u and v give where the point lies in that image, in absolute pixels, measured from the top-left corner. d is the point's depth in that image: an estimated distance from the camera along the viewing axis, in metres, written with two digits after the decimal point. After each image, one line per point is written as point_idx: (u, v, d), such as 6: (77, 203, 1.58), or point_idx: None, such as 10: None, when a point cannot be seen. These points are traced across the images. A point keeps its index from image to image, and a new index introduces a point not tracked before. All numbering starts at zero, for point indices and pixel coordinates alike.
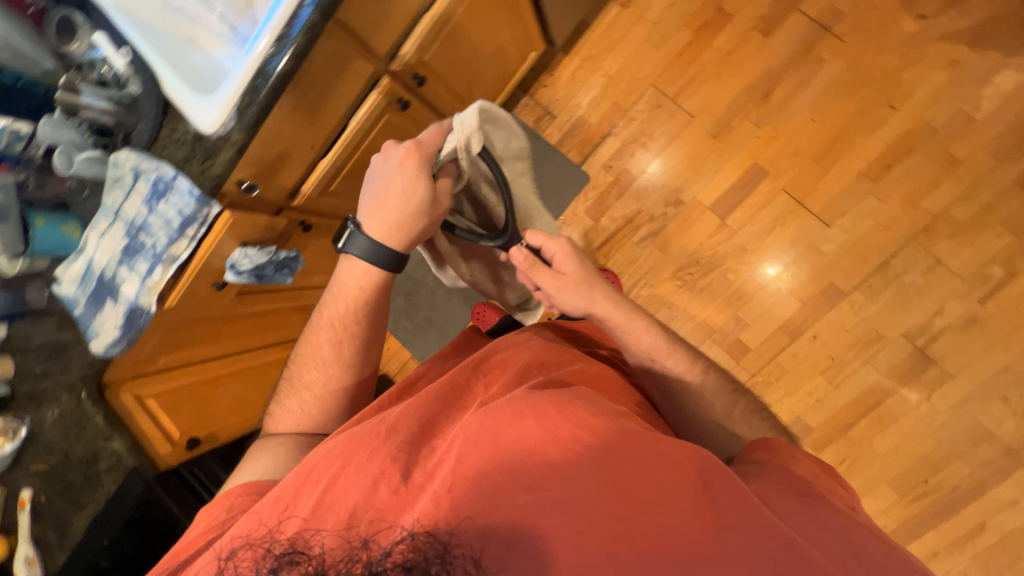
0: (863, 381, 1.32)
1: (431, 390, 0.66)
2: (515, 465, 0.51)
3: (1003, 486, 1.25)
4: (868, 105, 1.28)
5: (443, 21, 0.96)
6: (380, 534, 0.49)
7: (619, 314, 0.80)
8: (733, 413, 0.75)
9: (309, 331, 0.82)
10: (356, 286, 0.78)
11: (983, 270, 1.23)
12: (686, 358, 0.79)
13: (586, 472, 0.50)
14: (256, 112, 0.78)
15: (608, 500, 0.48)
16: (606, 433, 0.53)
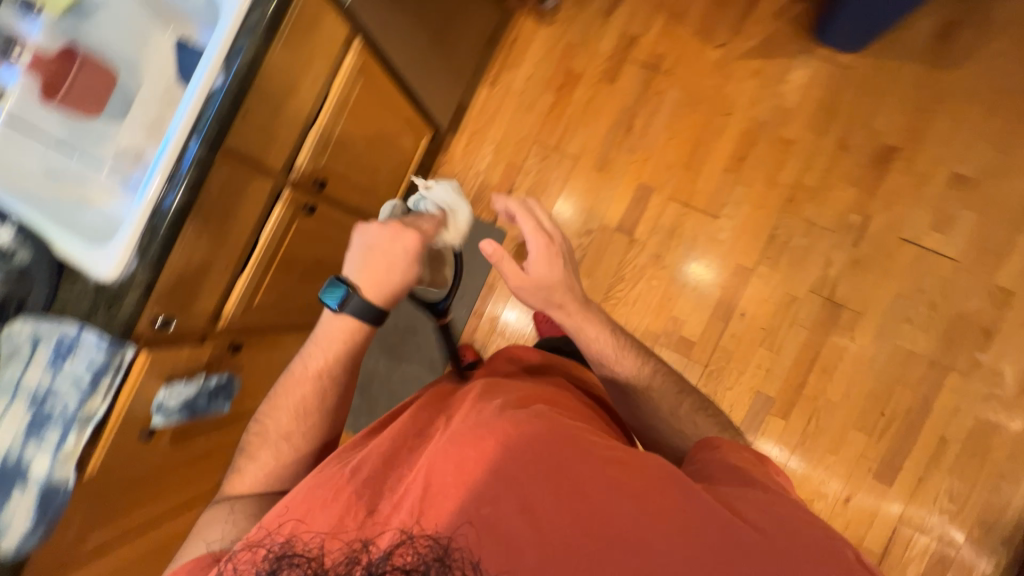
0: (796, 340, 1.45)
1: (398, 426, 0.65)
2: (484, 483, 0.54)
3: (942, 396, 1.38)
4: (709, 116, 1.53)
5: (330, 130, 1.05)
6: (375, 538, 0.51)
7: (576, 316, 0.82)
8: (682, 411, 0.79)
9: (286, 383, 0.74)
10: (342, 340, 0.72)
11: (846, 220, 1.44)
12: (636, 359, 0.83)
13: (546, 478, 0.53)
14: (160, 247, 0.80)
15: (567, 504, 0.52)
16: (568, 441, 0.57)
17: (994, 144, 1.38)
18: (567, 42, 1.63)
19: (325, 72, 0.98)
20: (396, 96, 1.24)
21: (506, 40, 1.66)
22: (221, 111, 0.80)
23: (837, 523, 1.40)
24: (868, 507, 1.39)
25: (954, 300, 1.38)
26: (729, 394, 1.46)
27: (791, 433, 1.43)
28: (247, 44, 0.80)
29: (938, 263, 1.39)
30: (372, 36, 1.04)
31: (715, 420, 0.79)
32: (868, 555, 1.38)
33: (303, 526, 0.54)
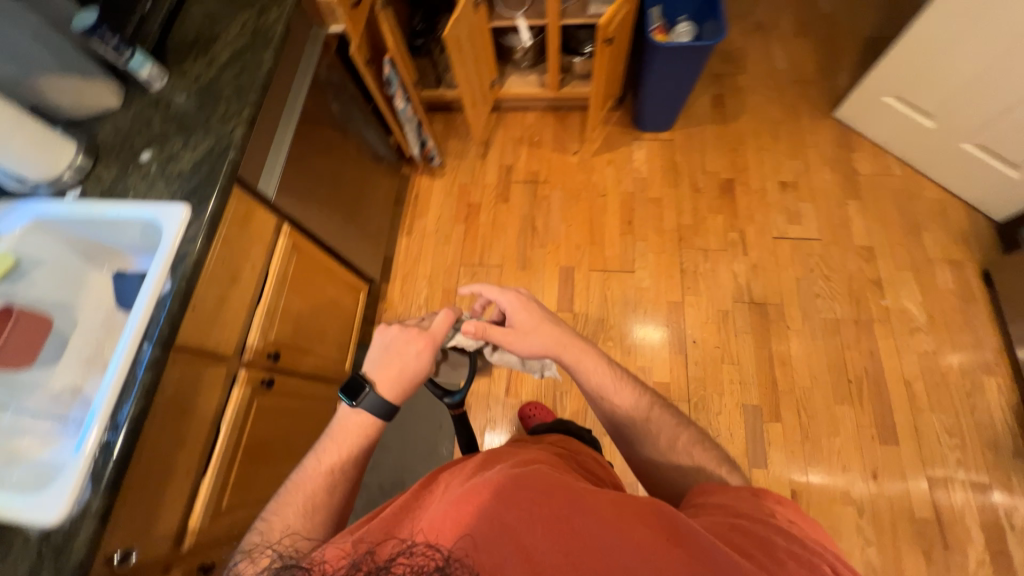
0: (747, 346, 1.59)
1: (401, 500, 0.64)
2: (480, 528, 0.53)
3: (881, 347, 1.54)
4: (591, 200, 1.86)
5: (274, 305, 1.13)
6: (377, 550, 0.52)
7: (572, 350, 0.86)
8: (678, 443, 0.80)
9: (296, 481, 0.69)
10: (358, 426, 0.73)
11: (729, 239, 1.74)
12: (633, 390, 0.84)
13: (541, 516, 0.54)
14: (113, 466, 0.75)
15: (562, 541, 0.52)
16: (569, 487, 0.58)
17: (792, 155, 1.82)
18: (459, 184, 1.97)
19: (262, 256, 1.09)
20: (328, 261, 1.38)
21: (410, 197, 1.96)
22: (170, 312, 0.85)
23: (881, 503, 1.38)
24: (896, 474, 1.41)
25: (839, 267, 1.65)
26: (722, 419, 1.51)
27: (792, 432, 1.48)
28: (190, 250, 0.89)
29: (810, 245, 1.69)
30: (297, 219, 1.20)
31: (712, 453, 0.79)
32: (927, 524, 1.35)
33: (309, 555, 0.53)
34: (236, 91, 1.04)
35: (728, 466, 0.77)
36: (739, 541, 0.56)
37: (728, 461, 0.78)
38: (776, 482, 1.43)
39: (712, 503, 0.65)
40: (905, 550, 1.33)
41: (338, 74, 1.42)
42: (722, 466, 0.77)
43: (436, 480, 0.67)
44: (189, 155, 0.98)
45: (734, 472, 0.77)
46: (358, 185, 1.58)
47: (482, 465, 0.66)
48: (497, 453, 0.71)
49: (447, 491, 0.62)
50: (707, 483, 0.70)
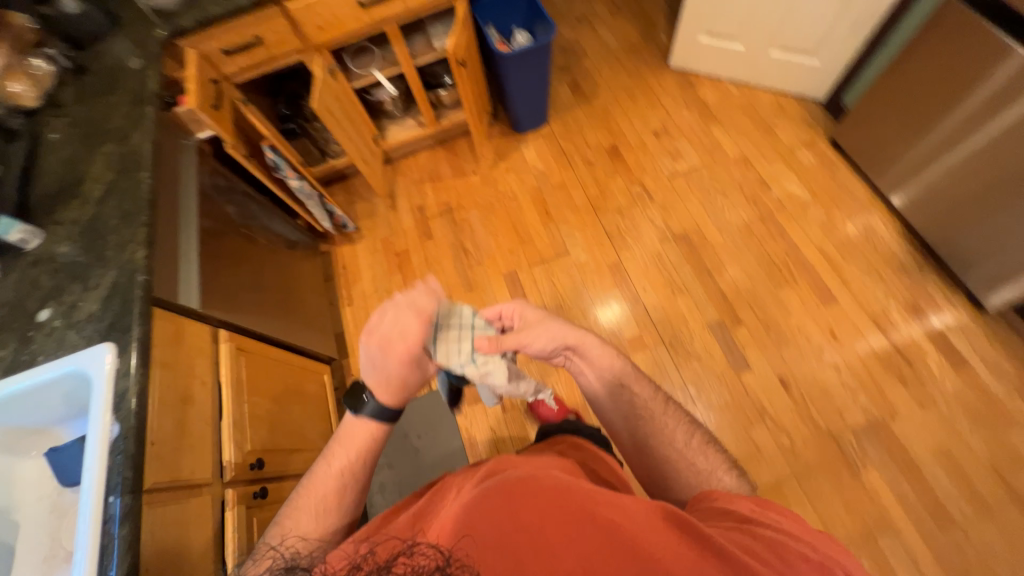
0: (689, 274, 1.73)
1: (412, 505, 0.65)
2: (489, 528, 0.52)
3: (789, 230, 1.76)
4: (506, 207, 1.97)
5: (239, 414, 1.07)
6: (376, 553, 0.52)
7: (586, 342, 0.89)
8: (692, 439, 0.80)
9: (308, 490, 0.73)
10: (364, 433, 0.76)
11: (634, 193, 1.91)
12: (649, 385, 0.87)
13: (554, 509, 0.53)
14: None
15: (568, 536, 0.51)
16: (584, 486, 0.57)
17: (653, 108, 2.07)
18: (381, 239, 1.99)
19: (209, 368, 1.05)
20: (279, 354, 1.33)
21: (338, 269, 1.95)
22: (129, 454, 0.78)
23: (850, 356, 1.54)
24: (849, 326, 1.59)
25: (729, 180, 1.88)
26: (697, 344, 1.62)
27: (756, 330, 1.62)
28: (128, 385, 0.83)
29: (698, 172, 1.91)
30: (231, 322, 1.16)
31: (720, 457, 0.78)
32: (890, 356, 1.53)
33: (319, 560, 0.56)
34: (123, 219, 1.00)
35: (731, 469, 0.77)
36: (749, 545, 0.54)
37: (735, 467, 0.78)
38: (763, 376, 1.55)
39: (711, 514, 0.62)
40: (885, 384, 1.49)
41: (223, 177, 1.42)
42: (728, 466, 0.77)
43: (445, 493, 0.65)
44: (94, 294, 0.93)
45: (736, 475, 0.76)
46: (280, 273, 1.55)
47: (492, 473, 0.63)
48: (504, 463, 0.69)
49: (454, 497, 0.60)
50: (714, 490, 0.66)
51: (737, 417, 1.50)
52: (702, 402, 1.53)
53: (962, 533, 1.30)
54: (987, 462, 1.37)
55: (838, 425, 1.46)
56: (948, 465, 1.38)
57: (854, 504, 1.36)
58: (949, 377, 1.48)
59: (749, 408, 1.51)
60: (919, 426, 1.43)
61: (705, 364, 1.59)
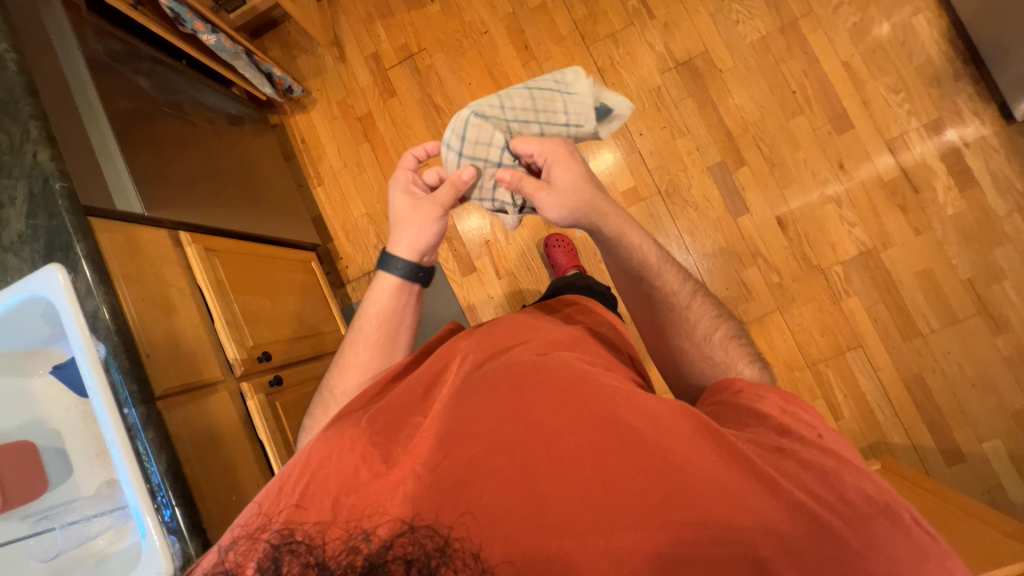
0: (690, 110, 1.53)
1: (409, 390, 0.74)
2: (507, 434, 0.63)
3: (812, 40, 1.48)
4: (476, 44, 1.64)
5: (231, 314, 1.05)
6: (373, 526, 0.61)
7: (614, 225, 0.84)
8: (713, 333, 0.83)
9: (346, 362, 0.90)
10: (386, 298, 0.90)
11: (630, 8, 1.56)
12: (677, 275, 0.86)
13: (564, 414, 0.63)
14: (163, 531, 0.72)
15: (573, 453, 0.61)
16: (605, 383, 0.67)
17: None
18: (337, 102, 1.72)
19: (184, 278, 1.00)
20: (255, 249, 1.26)
21: (297, 144, 1.73)
22: (128, 370, 0.78)
23: (855, 187, 1.46)
24: (860, 154, 1.47)
25: None
26: (694, 190, 1.53)
27: (760, 169, 1.50)
28: (98, 306, 0.79)
29: None
30: (190, 222, 1.06)
31: (744, 350, 0.82)
32: (896, 183, 1.45)
33: (336, 445, 0.67)
34: (4, 113, 0.81)
35: (756, 362, 0.81)
36: (782, 462, 0.62)
37: (759, 360, 0.82)
38: (760, 217, 1.50)
39: (738, 410, 0.71)
40: (884, 213, 1.45)
41: (118, 40, 1.13)
42: (750, 360, 0.81)
43: (437, 396, 0.72)
44: (15, 210, 0.80)
45: (760, 368, 0.81)
46: (232, 156, 1.37)
47: (492, 374, 0.69)
48: (501, 351, 0.76)
49: (453, 409, 0.67)
50: (737, 379, 0.76)
51: (730, 261, 1.51)
52: (696, 249, 1.52)
53: (924, 342, 1.43)
54: (966, 278, 1.41)
55: (829, 258, 1.47)
56: (927, 285, 1.43)
57: (831, 327, 1.46)
58: (953, 199, 1.43)
59: (742, 251, 1.50)
60: (909, 251, 1.44)
61: (701, 211, 1.52)
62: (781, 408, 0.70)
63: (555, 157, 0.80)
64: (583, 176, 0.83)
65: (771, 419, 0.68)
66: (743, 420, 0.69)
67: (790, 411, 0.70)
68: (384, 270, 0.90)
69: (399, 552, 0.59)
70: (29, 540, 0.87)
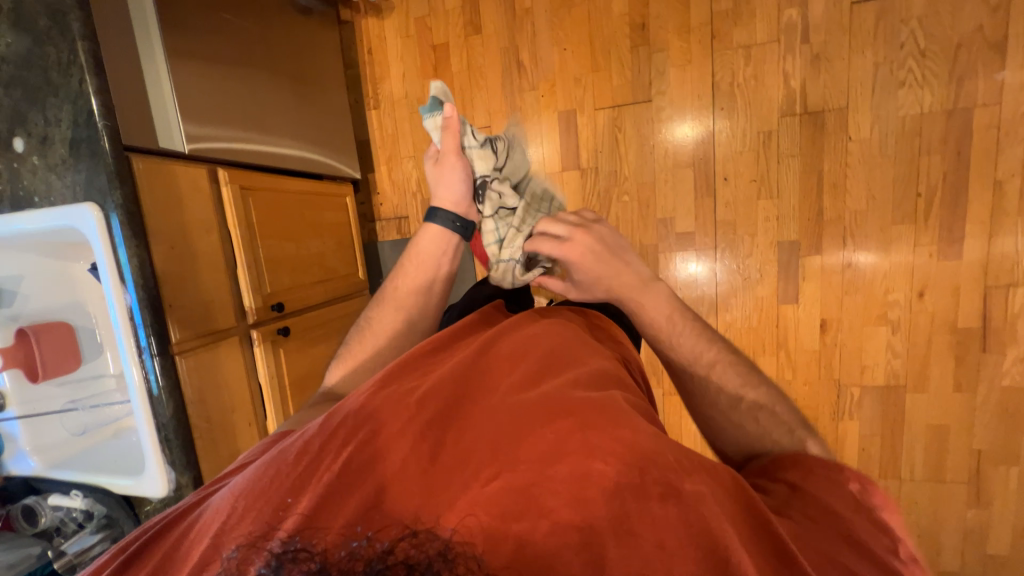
0: (792, 173, 1.33)
1: (463, 364, 0.61)
2: (554, 473, 0.46)
3: (975, 140, 1.21)
4: (589, 3, 1.39)
5: (254, 260, 1.09)
6: (381, 534, 0.43)
7: (632, 291, 0.77)
8: (744, 403, 0.70)
9: (386, 296, 0.92)
10: (438, 245, 0.90)
11: (781, 21, 1.28)
12: (698, 336, 0.76)
13: (634, 470, 0.46)
14: (163, 460, 0.88)
15: (646, 529, 0.43)
16: (666, 442, 0.50)
17: None
18: (416, 19, 1.52)
19: (215, 219, 1.01)
20: (292, 186, 1.25)
21: (364, 55, 1.58)
22: (149, 323, 0.85)
23: (921, 320, 1.32)
24: (948, 289, 1.29)
25: (943, 31, 1.19)
26: (752, 260, 1.41)
27: (833, 264, 1.35)
28: (131, 258, 0.82)
29: (906, 4, 1.20)
30: (230, 159, 1.04)
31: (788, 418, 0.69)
32: (968, 333, 1.30)
33: (373, 412, 0.54)
34: (53, 20, 0.75)
35: (807, 433, 0.67)
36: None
37: (805, 427, 0.68)
38: (806, 313, 1.40)
39: (794, 491, 0.55)
40: (936, 357, 1.33)
41: None
42: (800, 431, 0.67)
43: (483, 391, 0.58)
44: (60, 132, 0.80)
45: (813, 440, 0.66)
46: (290, 60, 1.25)
47: (556, 398, 0.54)
48: (562, 370, 0.61)
49: (493, 417, 0.53)
50: (802, 457, 0.60)
51: (753, 342, 1.44)
52: (724, 318, 1.45)
53: (896, 484, 1.42)
54: (977, 449, 1.35)
55: (851, 377, 1.40)
56: (933, 438, 1.37)
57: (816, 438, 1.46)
58: (1016, 371, 1.29)
59: (768, 338, 1.43)
60: (937, 403, 1.35)
61: (750, 284, 1.42)
62: (857, 501, 0.54)
63: (592, 257, 0.75)
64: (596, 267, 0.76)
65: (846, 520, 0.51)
66: (809, 512, 0.52)
67: (866, 508, 0.53)
68: (433, 223, 0.89)
69: (400, 556, 0.41)
70: (61, 411, 1.05)
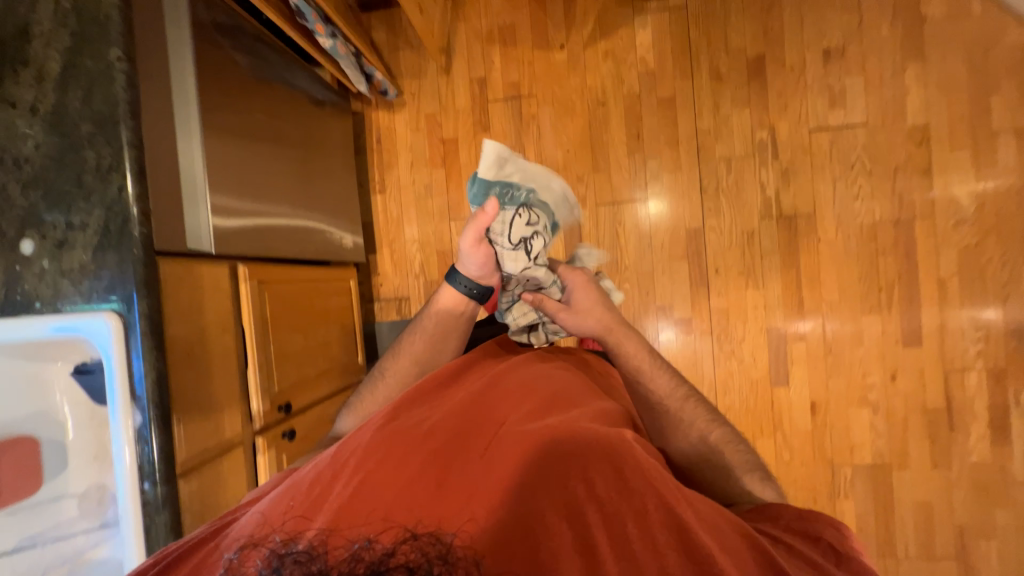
0: (773, 267, 1.48)
1: (470, 402, 0.70)
2: (545, 492, 0.55)
3: (920, 245, 1.43)
4: (589, 113, 1.55)
5: (266, 359, 1.02)
6: (387, 537, 0.48)
7: (615, 334, 0.86)
8: (713, 439, 0.76)
9: (400, 350, 0.92)
10: (455, 309, 0.89)
11: (755, 139, 1.48)
12: (668, 375, 0.83)
13: (614, 490, 0.56)
14: None
15: (641, 547, 0.53)
16: (649, 463, 0.60)
17: (842, 9, 1.44)
18: (426, 114, 1.61)
19: (231, 317, 0.94)
20: (304, 275, 1.21)
21: (372, 143, 1.64)
22: (156, 446, 0.74)
23: (896, 402, 1.45)
24: (914, 373, 1.44)
25: (883, 157, 1.44)
26: (745, 345, 1.50)
27: (816, 349, 1.48)
28: (147, 372, 0.74)
29: (853, 133, 1.45)
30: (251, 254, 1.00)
31: None
32: (937, 413, 1.44)
33: (390, 440, 0.61)
34: (98, 127, 0.73)
35: None
36: None
37: (762, 468, 0.75)
38: (797, 396, 1.49)
39: (785, 530, 0.62)
40: (913, 436, 1.45)
41: (224, 10, 1.01)
42: None
43: (487, 422, 0.66)
44: (83, 237, 0.74)
45: None
46: (309, 153, 1.27)
47: (554, 428, 0.62)
48: (558, 409, 0.71)
49: (495, 444, 0.61)
50: (778, 505, 0.66)
51: (752, 424, 1.50)
52: (723, 401, 1.51)
53: (894, 563, 1.47)
54: (959, 524, 1.44)
55: (843, 457, 1.47)
56: (920, 515, 1.45)
57: None
58: (981, 448, 1.42)
59: (765, 420, 1.50)
60: (919, 480, 1.45)
61: (744, 368, 1.51)
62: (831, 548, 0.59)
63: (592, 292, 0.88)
64: (593, 298, 0.87)
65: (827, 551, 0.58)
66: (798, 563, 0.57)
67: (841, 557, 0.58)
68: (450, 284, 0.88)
69: (402, 559, 0.45)
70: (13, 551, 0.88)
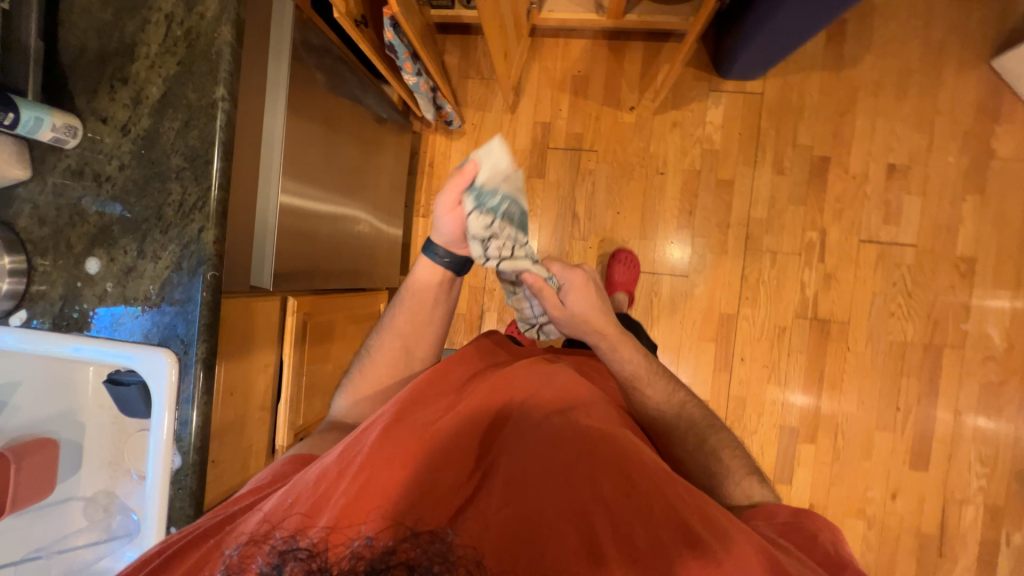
0: (797, 367, 1.49)
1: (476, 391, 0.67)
2: (548, 494, 0.54)
3: (944, 375, 1.45)
4: (646, 179, 1.54)
5: (297, 391, 1.01)
6: (390, 534, 0.48)
7: (610, 339, 0.81)
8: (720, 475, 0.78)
9: (384, 327, 0.86)
10: (433, 282, 0.81)
11: (804, 239, 1.49)
12: (664, 382, 0.82)
13: (618, 490, 0.55)
14: None
15: (645, 542, 0.52)
16: (654, 468, 0.59)
17: (915, 128, 1.44)
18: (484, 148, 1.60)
19: (271, 351, 0.93)
20: (343, 302, 1.20)
21: (424, 165, 1.62)
22: (191, 490, 0.73)
23: (892, 520, 1.47)
24: (914, 494, 1.46)
25: (926, 280, 1.45)
26: (756, 439, 1.51)
27: (824, 454, 1.49)
28: (192, 416, 0.72)
29: (900, 252, 1.46)
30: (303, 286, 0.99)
31: None
32: (929, 537, 1.46)
33: (389, 430, 0.58)
34: (189, 163, 0.71)
35: None
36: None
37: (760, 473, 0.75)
38: (796, 496, 1.50)
39: (780, 534, 0.61)
40: (901, 554, 1.47)
41: (317, 30, 0.97)
42: None
43: (492, 417, 0.63)
44: (153, 270, 0.72)
45: None
46: (368, 178, 1.26)
47: (561, 432, 0.60)
48: (565, 402, 0.68)
49: (500, 445, 0.59)
50: (772, 508, 0.66)
51: None
52: None
53: None
54: None
55: None
56: None
57: None
58: None
59: None
60: None
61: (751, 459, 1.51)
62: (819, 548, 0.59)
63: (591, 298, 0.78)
64: (589, 299, 0.78)
65: (829, 556, 0.58)
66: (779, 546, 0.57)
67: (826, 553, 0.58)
68: (427, 255, 0.80)
69: (402, 557, 0.46)
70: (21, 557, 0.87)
